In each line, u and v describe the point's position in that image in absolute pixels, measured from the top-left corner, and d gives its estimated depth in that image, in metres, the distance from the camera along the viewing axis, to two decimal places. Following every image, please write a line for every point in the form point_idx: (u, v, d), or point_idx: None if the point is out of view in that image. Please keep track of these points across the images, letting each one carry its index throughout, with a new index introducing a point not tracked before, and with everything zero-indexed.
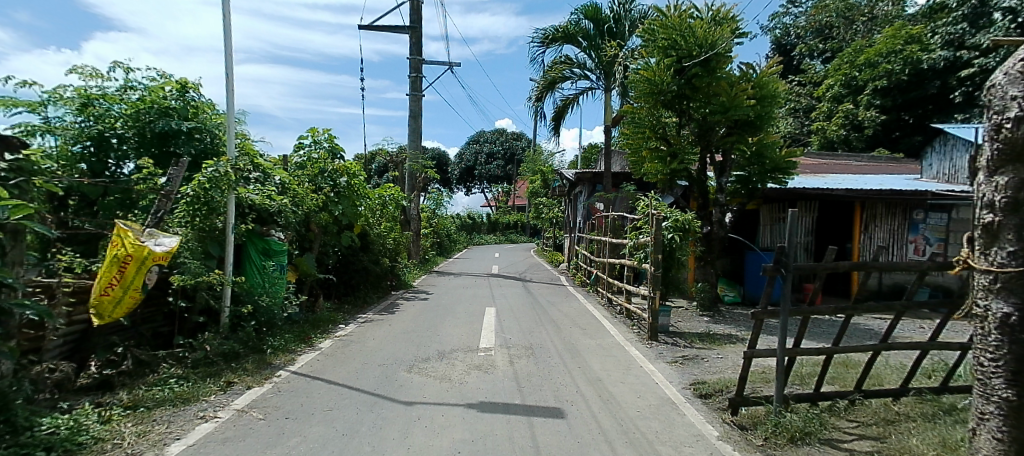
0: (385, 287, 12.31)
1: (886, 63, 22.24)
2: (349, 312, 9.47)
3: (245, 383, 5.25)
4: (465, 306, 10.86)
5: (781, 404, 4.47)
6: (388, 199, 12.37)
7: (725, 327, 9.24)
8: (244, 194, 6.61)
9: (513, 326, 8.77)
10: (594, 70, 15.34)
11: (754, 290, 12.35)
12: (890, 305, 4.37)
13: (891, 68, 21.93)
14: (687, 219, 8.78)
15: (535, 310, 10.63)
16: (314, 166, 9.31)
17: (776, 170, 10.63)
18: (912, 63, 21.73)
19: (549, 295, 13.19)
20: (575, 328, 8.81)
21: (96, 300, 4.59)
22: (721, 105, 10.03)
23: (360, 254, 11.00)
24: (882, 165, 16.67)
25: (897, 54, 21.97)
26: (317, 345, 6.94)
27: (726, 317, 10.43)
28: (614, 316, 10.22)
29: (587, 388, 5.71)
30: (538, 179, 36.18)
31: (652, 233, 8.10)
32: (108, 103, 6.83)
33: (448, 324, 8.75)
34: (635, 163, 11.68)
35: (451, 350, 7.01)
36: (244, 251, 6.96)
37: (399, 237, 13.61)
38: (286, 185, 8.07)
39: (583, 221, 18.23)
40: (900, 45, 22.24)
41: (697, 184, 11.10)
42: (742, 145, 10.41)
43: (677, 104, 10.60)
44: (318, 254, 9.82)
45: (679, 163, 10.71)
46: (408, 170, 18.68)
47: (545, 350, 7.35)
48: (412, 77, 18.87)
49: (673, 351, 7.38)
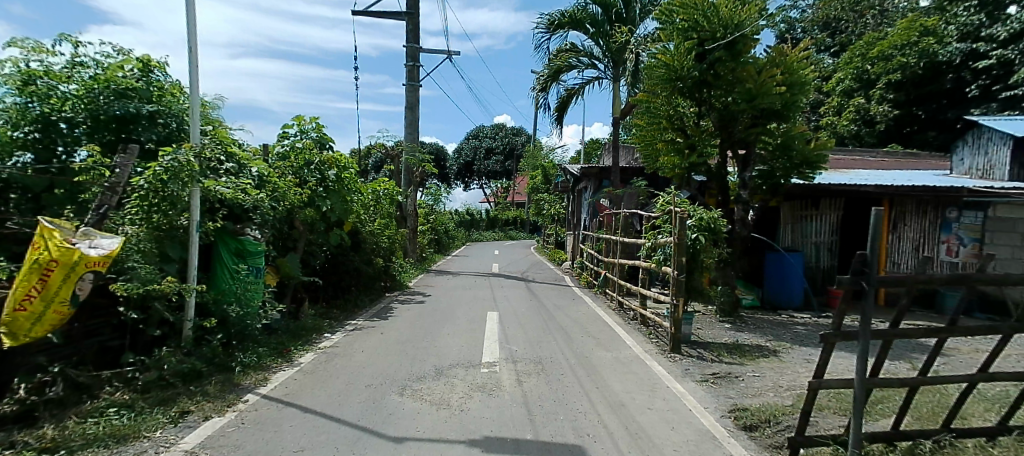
0: (379, 289, 11.45)
1: (901, 56, 21.26)
2: (337, 319, 8.62)
3: (203, 413, 4.36)
4: (465, 310, 10.04)
5: (859, 449, 3.61)
6: (382, 194, 11.52)
7: (751, 338, 8.41)
8: (211, 187, 5.71)
9: (518, 335, 7.95)
10: (601, 59, 14.48)
11: (774, 293, 11.53)
12: (998, 326, 3.54)
13: (907, 61, 21.06)
14: (713, 217, 7.93)
15: (542, 315, 9.81)
16: (298, 157, 8.40)
17: (805, 164, 9.88)
18: (928, 56, 20.90)
19: (555, 297, 12.36)
20: (588, 337, 7.99)
21: (8, 317, 3.70)
22: (747, 91, 9.18)
23: (350, 254, 10.12)
24: (900, 161, 15.84)
25: (913, 45, 21.08)
26: (297, 360, 6.05)
27: (749, 324, 9.62)
28: (627, 322, 9.41)
29: (610, 417, 4.86)
30: (539, 174, 35.34)
31: (676, 233, 7.26)
32: (55, 82, 5.90)
33: (445, 333, 7.89)
34: (646, 156, 10.94)
35: (449, 366, 6.16)
36: (214, 252, 6.10)
37: (393, 234, 12.75)
38: (265, 178, 7.17)
39: (588, 218, 17.41)
40: (915, 37, 21.18)
41: (717, 178, 10.33)
42: (767, 135, 9.67)
43: (696, 92, 9.76)
44: (304, 254, 8.94)
45: (698, 156, 9.92)
46: (405, 164, 17.81)
47: (556, 365, 6.50)
48: (408, 66, 17.95)
49: (701, 368, 6.53)
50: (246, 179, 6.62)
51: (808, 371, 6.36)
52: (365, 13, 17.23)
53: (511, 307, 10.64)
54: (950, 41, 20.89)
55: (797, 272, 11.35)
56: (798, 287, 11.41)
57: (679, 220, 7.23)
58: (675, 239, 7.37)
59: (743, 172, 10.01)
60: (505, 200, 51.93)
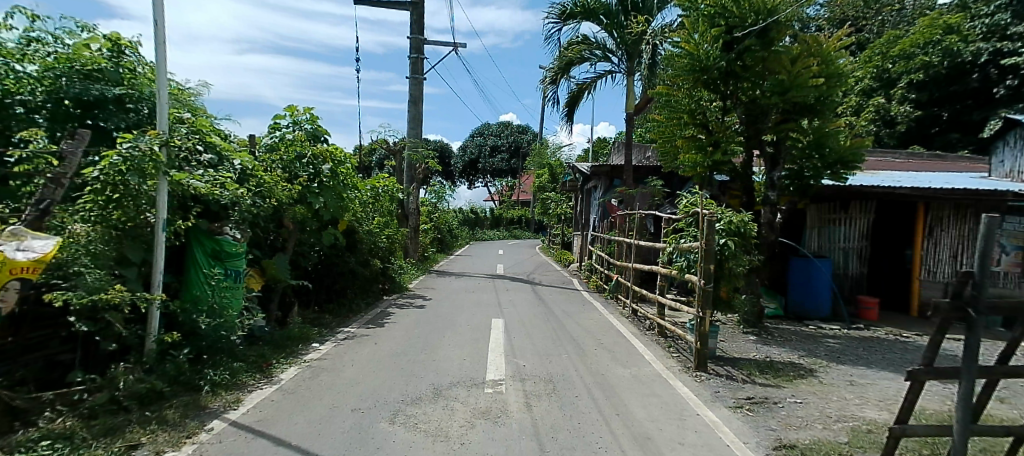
0: (377, 292, 10.77)
1: (924, 55, 20.50)
2: (329, 326, 7.92)
3: (155, 447, 3.65)
4: (469, 317, 9.35)
5: None
6: (382, 191, 10.85)
7: (780, 353, 7.69)
8: (182, 180, 5.02)
9: (527, 347, 7.25)
10: (615, 51, 13.75)
11: (799, 302, 10.84)
12: None
13: (929, 60, 20.26)
14: (742, 220, 7.21)
15: (551, 323, 9.10)
16: (290, 149, 7.73)
17: (838, 163, 9.17)
18: (951, 54, 19.96)
19: (563, 302, 11.67)
20: (603, 351, 7.29)
21: None
22: (779, 83, 8.45)
23: (346, 255, 9.42)
24: (923, 163, 15.06)
25: (935, 44, 20.27)
26: (277, 376, 5.34)
27: (775, 337, 8.91)
28: (644, 333, 8.69)
29: (636, 453, 4.15)
30: (546, 173, 34.66)
31: (703, 237, 6.55)
32: (11, 60, 5.22)
33: (447, 344, 7.18)
34: (664, 153, 10.17)
35: (450, 385, 5.47)
36: (188, 253, 5.46)
37: (394, 234, 12.08)
38: (250, 171, 6.50)
39: (598, 219, 16.70)
40: (938, 35, 20.44)
41: (741, 179, 9.69)
42: (798, 132, 8.95)
43: (722, 84, 9.06)
44: (294, 255, 8.25)
45: (722, 154, 9.22)
46: (407, 160, 17.14)
47: (569, 384, 5.79)
48: (412, 58, 17.24)
49: (733, 391, 5.80)
50: (227, 172, 5.95)
51: (855, 396, 5.62)
52: (368, 2, 16.55)
53: (518, 313, 9.96)
54: (973, 39, 20.06)
55: (823, 279, 10.67)
56: (825, 296, 10.70)
57: (708, 222, 6.53)
58: (703, 243, 6.67)
59: (771, 172, 9.35)
60: (510, 198, 51.21)
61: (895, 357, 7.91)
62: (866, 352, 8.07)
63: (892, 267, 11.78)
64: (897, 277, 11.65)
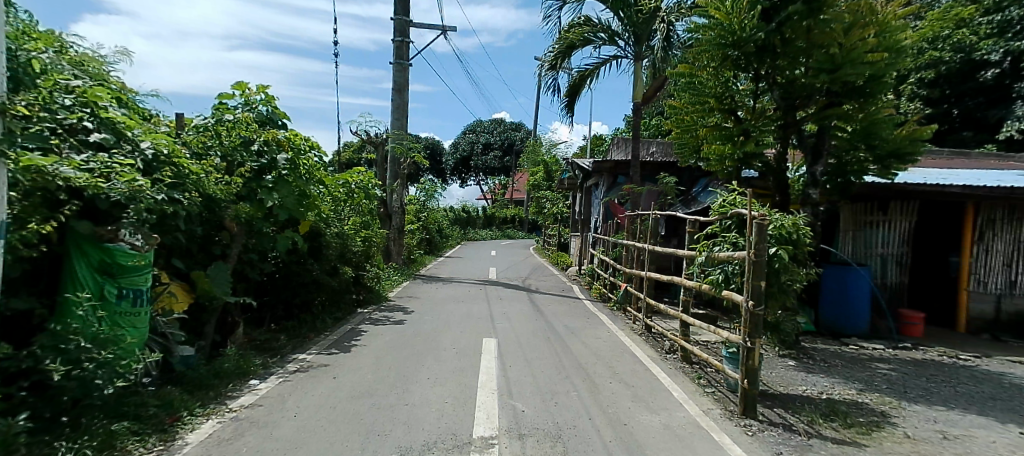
0: (349, 304, 9.28)
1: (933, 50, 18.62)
2: (280, 352, 6.41)
3: None
4: (455, 336, 7.86)
5: None
6: (355, 186, 9.36)
7: (834, 386, 6.28)
8: (38, 165, 3.54)
9: (526, 382, 5.79)
10: (623, 34, 12.37)
11: (834, 316, 9.49)
12: None
13: (939, 56, 18.40)
14: (796, 224, 5.74)
15: (553, 344, 7.65)
16: (231, 132, 6.21)
17: (892, 155, 7.80)
18: (963, 49, 18.05)
19: (564, 315, 10.21)
20: (620, 386, 5.86)
21: None
22: (828, 58, 7.03)
23: (309, 262, 7.90)
24: (956, 160, 13.64)
25: (945, 38, 18.37)
26: (182, 439, 3.82)
27: (818, 363, 7.51)
28: (665, 358, 7.25)
29: None
30: (540, 171, 33.25)
31: (754, 248, 5.13)
32: None
33: (426, 379, 5.69)
34: (681, 145, 9.16)
35: (423, 449, 3.98)
36: (67, 266, 4.01)
37: (371, 237, 10.58)
38: (168, 158, 4.99)
39: (600, 221, 15.30)
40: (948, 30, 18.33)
41: (774, 175, 8.31)
42: (844, 119, 7.56)
43: (756, 61, 7.67)
44: (241, 264, 6.73)
45: (754, 144, 7.86)
46: (390, 153, 15.60)
47: (585, 440, 4.35)
48: (395, 41, 15.69)
49: (800, 452, 4.36)
50: (128, 158, 4.44)
51: None
52: None
53: (514, 330, 8.51)
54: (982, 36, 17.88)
55: (862, 290, 9.34)
56: (864, 309, 9.34)
57: (759, 226, 5.11)
58: (750, 254, 5.22)
59: (812, 167, 7.97)
60: (502, 197, 49.68)
61: (971, 390, 6.52)
62: (932, 384, 6.66)
63: (933, 276, 10.44)
64: (940, 287, 10.32)
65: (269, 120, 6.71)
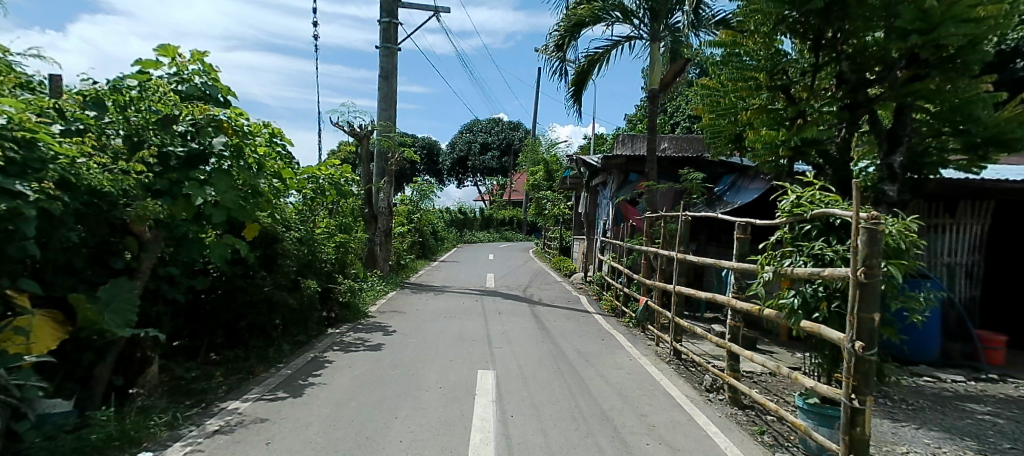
0: (315, 324, 7.66)
1: None
2: (207, 399, 4.81)
3: None
4: (442, 368, 6.24)
5: None
6: (325, 182, 7.77)
7: (943, 448, 4.66)
8: None
9: (535, 446, 4.19)
10: (638, 11, 10.86)
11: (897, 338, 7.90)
12: None
13: None
14: (907, 231, 4.13)
15: (567, 379, 6.06)
16: (139, 107, 4.64)
17: (991, 142, 6.18)
18: None
19: (575, 335, 8.62)
20: (662, 449, 4.29)
21: None
22: (919, 13, 5.46)
23: (259, 276, 6.29)
24: None
25: None
26: None
27: (899, 404, 5.91)
28: (708, 400, 5.66)
29: None
30: (540, 170, 31.65)
31: (865, 266, 3.56)
32: None
33: (396, 444, 4.09)
34: (714, 133, 7.79)
35: None
36: None
37: (348, 241, 9.01)
38: (13, 132, 3.41)
39: (611, 224, 13.78)
40: None
41: (835, 167, 6.76)
42: (932, 97, 5.99)
43: (819, 23, 6.15)
44: (161, 280, 5.15)
45: (814, 127, 6.35)
46: (377, 147, 14.05)
47: None
48: (383, 23, 14.15)
49: None
50: None
51: None
52: None
53: (517, 358, 6.92)
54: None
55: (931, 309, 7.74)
56: (934, 331, 7.74)
57: (869, 233, 3.53)
58: (854, 274, 3.66)
59: (889, 157, 6.35)
60: (501, 198, 48.08)
61: None
62: None
63: (1008, 290, 8.83)
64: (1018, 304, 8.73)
65: (205, 96, 5.02)
